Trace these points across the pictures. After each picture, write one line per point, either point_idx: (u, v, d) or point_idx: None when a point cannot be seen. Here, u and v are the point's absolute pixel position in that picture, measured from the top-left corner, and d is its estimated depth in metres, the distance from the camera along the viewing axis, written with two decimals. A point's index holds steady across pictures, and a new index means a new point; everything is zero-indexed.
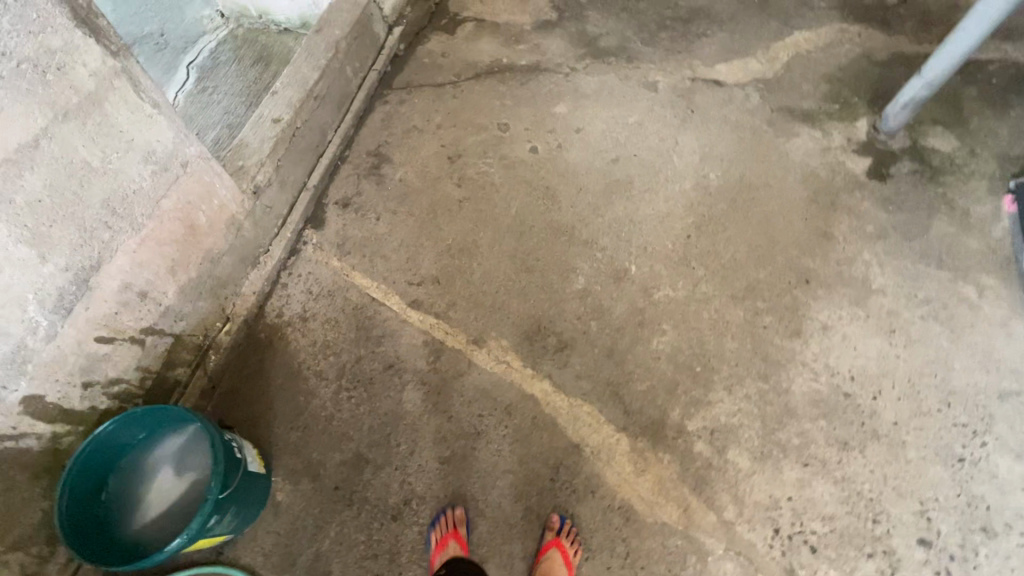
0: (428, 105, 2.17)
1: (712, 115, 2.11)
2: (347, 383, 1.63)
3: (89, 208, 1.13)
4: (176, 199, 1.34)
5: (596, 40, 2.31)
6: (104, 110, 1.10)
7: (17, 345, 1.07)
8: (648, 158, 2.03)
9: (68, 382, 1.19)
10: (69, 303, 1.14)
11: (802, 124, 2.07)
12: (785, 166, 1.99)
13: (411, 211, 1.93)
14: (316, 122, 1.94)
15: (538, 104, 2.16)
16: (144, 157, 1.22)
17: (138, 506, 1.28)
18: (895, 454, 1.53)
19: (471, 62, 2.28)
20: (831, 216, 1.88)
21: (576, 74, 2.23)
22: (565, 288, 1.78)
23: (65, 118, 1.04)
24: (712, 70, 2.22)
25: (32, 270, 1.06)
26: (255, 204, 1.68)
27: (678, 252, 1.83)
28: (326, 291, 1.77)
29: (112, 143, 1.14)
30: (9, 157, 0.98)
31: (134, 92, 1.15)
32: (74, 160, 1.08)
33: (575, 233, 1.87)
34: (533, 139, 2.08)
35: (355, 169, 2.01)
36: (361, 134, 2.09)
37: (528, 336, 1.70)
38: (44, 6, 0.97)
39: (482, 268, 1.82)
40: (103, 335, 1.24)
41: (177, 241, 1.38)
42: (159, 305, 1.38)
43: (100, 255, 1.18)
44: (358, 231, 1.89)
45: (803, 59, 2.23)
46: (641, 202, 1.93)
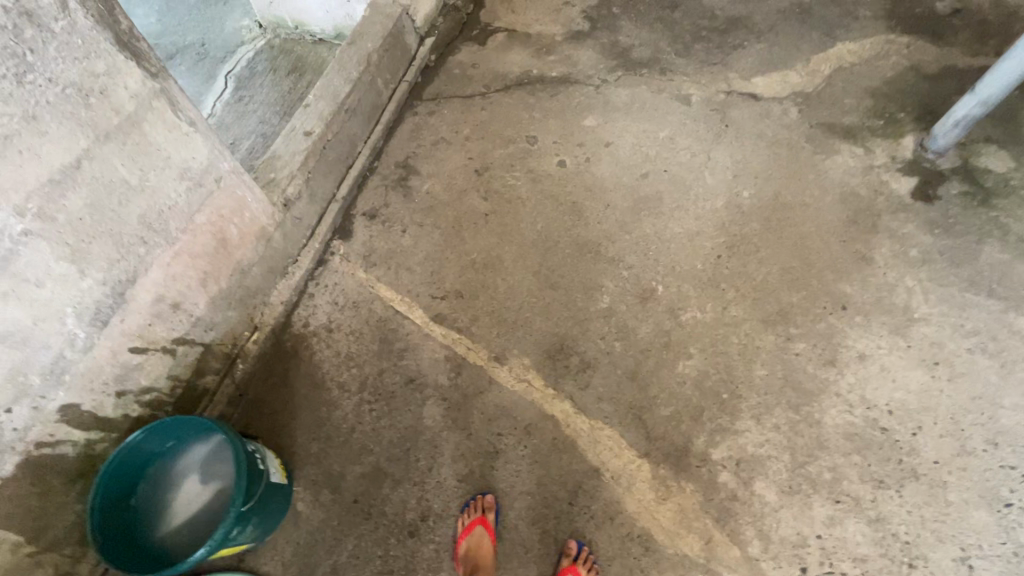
0: (457, 116, 2.17)
1: (747, 130, 2.05)
2: (369, 396, 1.64)
3: (126, 224, 1.16)
4: (209, 213, 1.37)
5: (629, 51, 2.27)
6: (142, 130, 1.13)
7: (56, 356, 1.11)
8: (679, 174, 1.98)
9: (103, 391, 1.23)
10: (106, 315, 1.18)
11: (843, 141, 1.99)
12: (824, 184, 1.91)
13: (437, 224, 1.93)
14: (347, 134, 1.96)
15: (568, 116, 2.14)
16: (179, 173, 1.25)
17: (166, 511, 1.32)
18: (935, 495, 1.45)
19: (501, 73, 2.27)
20: (871, 239, 1.80)
21: (607, 86, 2.19)
22: (589, 307, 1.75)
23: (106, 139, 1.07)
24: (749, 83, 2.15)
25: (73, 285, 1.10)
26: (285, 216, 1.71)
27: (707, 273, 1.78)
28: (352, 302, 1.79)
29: (149, 161, 1.17)
30: (53, 178, 1.01)
31: (172, 112, 1.18)
32: (113, 179, 1.11)
33: (601, 250, 1.85)
34: (561, 152, 2.06)
35: (383, 180, 2.03)
36: (391, 145, 2.11)
37: (550, 355, 1.69)
38: (89, 32, 0.99)
39: (506, 283, 1.81)
40: (137, 345, 1.28)
41: (209, 254, 1.42)
42: (190, 316, 1.42)
43: (136, 269, 1.22)
44: (385, 242, 1.90)
45: (846, 71, 2.14)
46: (671, 219, 1.89)
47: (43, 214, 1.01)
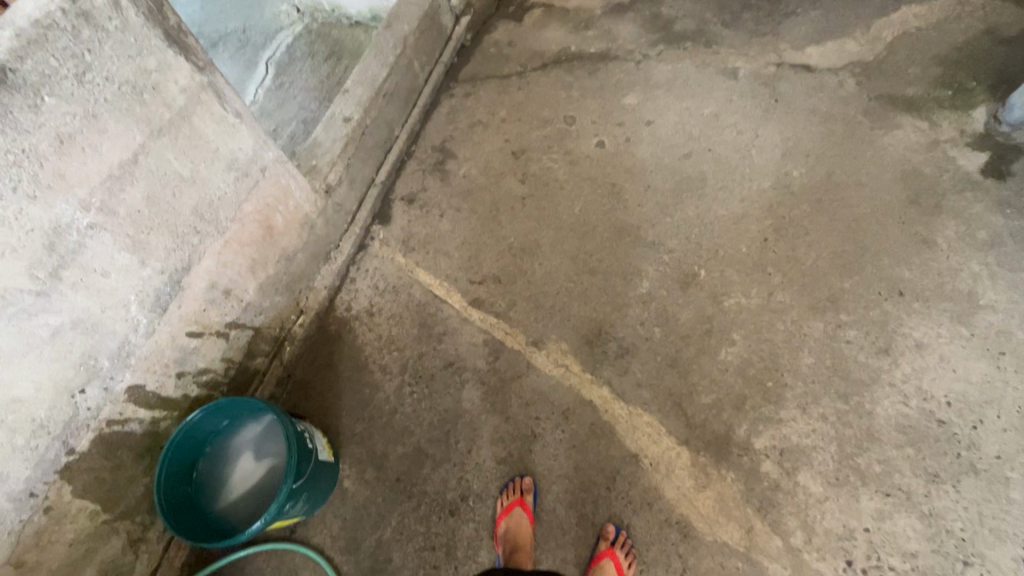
0: (493, 98, 2.14)
1: (799, 104, 1.94)
2: (410, 378, 1.68)
3: (180, 215, 1.21)
4: (256, 201, 1.42)
5: (672, 24, 2.17)
6: (192, 124, 1.17)
7: (123, 341, 1.17)
8: (724, 153, 1.90)
9: (164, 372, 1.31)
10: (165, 302, 1.24)
11: (905, 114, 1.86)
12: (882, 162, 1.80)
13: (474, 208, 1.93)
14: (385, 118, 1.97)
15: (607, 95, 2.08)
16: (228, 164, 1.29)
17: (224, 485, 1.41)
18: (995, 492, 1.39)
19: (538, 51, 2.22)
20: (933, 221, 1.69)
21: (649, 62, 2.11)
22: (629, 292, 1.72)
23: (159, 134, 1.11)
24: (801, 53, 2.03)
25: (134, 274, 1.15)
26: (326, 202, 1.75)
27: (753, 257, 1.72)
28: (392, 287, 1.82)
29: (199, 154, 1.21)
30: (113, 173, 1.05)
31: (219, 104, 1.21)
32: (167, 171, 1.15)
33: (641, 233, 1.81)
34: (600, 133, 2.01)
35: (420, 165, 2.04)
36: (427, 129, 2.11)
37: (588, 340, 1.68)
38: (141, 30, 1.02)
39: (543, 268, 1.80)
40: (193, 330, 1.35)
41: (257, 242, 1.47)
42: (241, 301, 1.48)
43: (190, 258, 1.27)
44: (423, 227, 1.92)
45: (911, 38, 1.98)
46: (714, 201, 1.82)
47: (106, 208, 1.06)
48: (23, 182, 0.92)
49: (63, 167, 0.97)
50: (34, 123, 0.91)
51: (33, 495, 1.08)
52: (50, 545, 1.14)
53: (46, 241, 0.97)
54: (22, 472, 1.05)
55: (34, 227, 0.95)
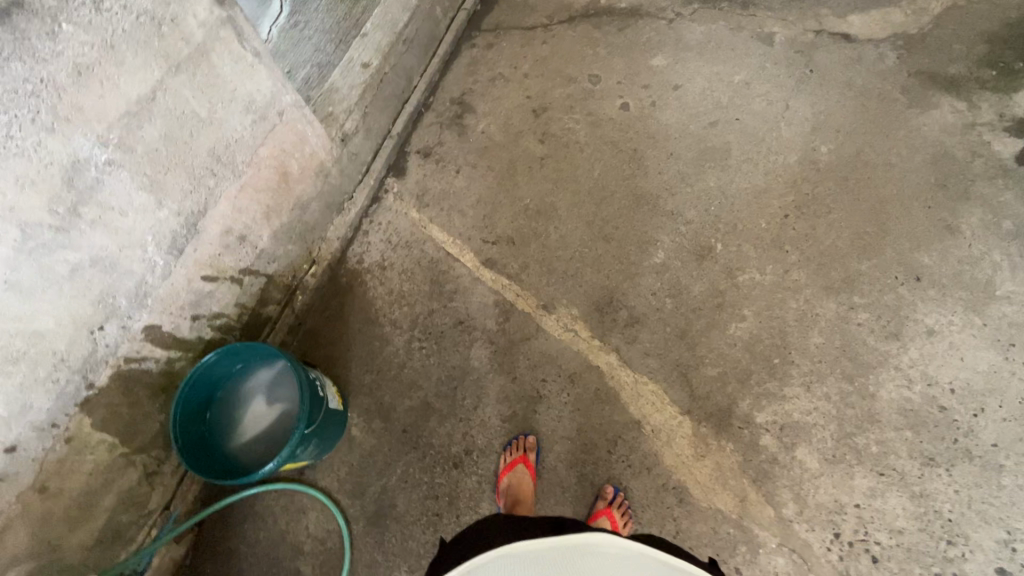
0: (516, 51, 2.06)
1: (834, 76, 1.87)
2: (419, 334, 1.70)
3: (197, 156, 1.19)
4: (272, 146, 1.39)
5: None
6: (210, 62, 1.13)
7: (140, 281, 1.17)
8: (751, 123, 1.84)
9: (180, 314, 1.32)
10: (181, 244, 1.24)
11: (944, 94, 1.79)
12: (914, 142, 1.74)
13: (491, 166, 1.89)
14: (404, 66, 1.90)
15: (635, 54, 2.00)
16: (245, 106, 1.26)
17: (237, 426, 1.45)
18: (987, 478, 1.42)
19: (565, 3, 2.11)
20: (960, 207, 1.66)
21: (681, 21, 2.02)
22: (643, 261, 1.71)
23: (177, 70, 1.08)
24: (842, 21, 1.93)
25: (151, 215, 1.14)
26: (342, 151, 1.71)
27: (771, 233, 1.70)
28: (404, 242, 1.81)
29: (217, 94, 1.18)
30: (131, 109, 1.02)
31: (237, 42, 1.17)
32: (185, 111, 1.12)
33: (659, 202, 1.77)
34: (625, 94, 1.94)
35: (438, 118, 1.98)
36: (447, 80, 2.04)
37: (599, 307, 1.68)
38: None
39: (558, 232, 1.78)
40: (208, 274, 1.35)
41: (272, 188, 1.45)
42: (255, 248, 1.47)
43: (206, 202, 1.26)
44: (438, 183, 1.89)
45: (959, 11, 1.89)
46: (737, 173, 1.78)
47: (124, 145, 1.03)
48: (41, 113, 0.89)
49: (80, 100, 0.94)
50: (52, 51, 0.88)
51: (54, 426, 1.11)
52: (70, 474, 1.18)
53: (64, 176, 0.96)
54: (44, 403, 1.08)
55: (52, 161, 0.93)
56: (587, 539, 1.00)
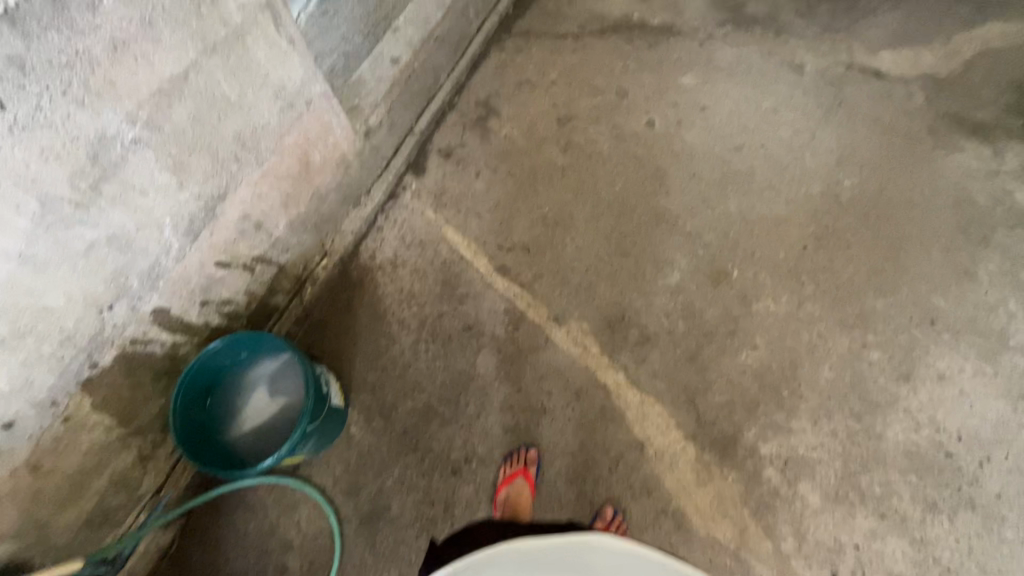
0: (545, 58, 2.06)
1: (861, 111, 1.86)
2: (427, 336, 1.68)
3: (222, 140, 1.17)
4: (297, 135, 1.37)
5: (744, 4, 2.10)
6: (245, 46, 1.12)
7: (153, 262, 1.15)
8: (777, 151, 1.84)
9: (190, 298, 1.29)
10: (198, 228, 1.21)
11: (970, 138, 1.79)
12: (938, 185, 1.74)
13: (511, 172, 1.88)
14: (433, 64, 1.89)
15: (664, 71, 1.99)
16: (274, 93, 1.25)
17: (237, 416, 1.42)
18: (989, 528, 1.41)
19: (597, 14, 2.13)
20: (979, 252, 1.65)
21: (712, 42, 2.03)
22: (657, 281, 1.70)
23: (213, 52, 1.06)
24: (873, 57, 1.95)
25: (172, 196, 1.11)
26: (364, 144, 1.69)
27: (789, 264, 1.68)
28: (418, 241, 1.79)
29: (249, 79, 1.16)
30: (163, 87, 1.00)
31: (274, 28, 1.16)
32: (216, 93, 1.10)
33: (679, 222, 1.76)
34: (652, 111, 1.93)
35: (461, 118, 1.97)
36: (473, 81, 2.03)
37: (609, 323, 1.66)
38: None
39: (574, 242, 1.76)
40: (221, 260, 1.32)
41: (292, 176, 1.43)
42: (270, 237, 1.45)
43: (227, 186, 1.23)
44: (457, 184, 1.87)
45: (991, 57, 1.90)
46: (759, 200, 1.77)
47: (152, 123, 1.00)
48: (73, 86, 0.86)
49: (112, 75, 0.91)
50: (90, 24, 0.85)
51: (55, 405, 1.08)
52: (66, 453, 1.15)
53: (89, 152, 0.93)
54: (47, 380, 1.05)
55: (79, 135, 0.90)
56: (586, 536, 1.26)
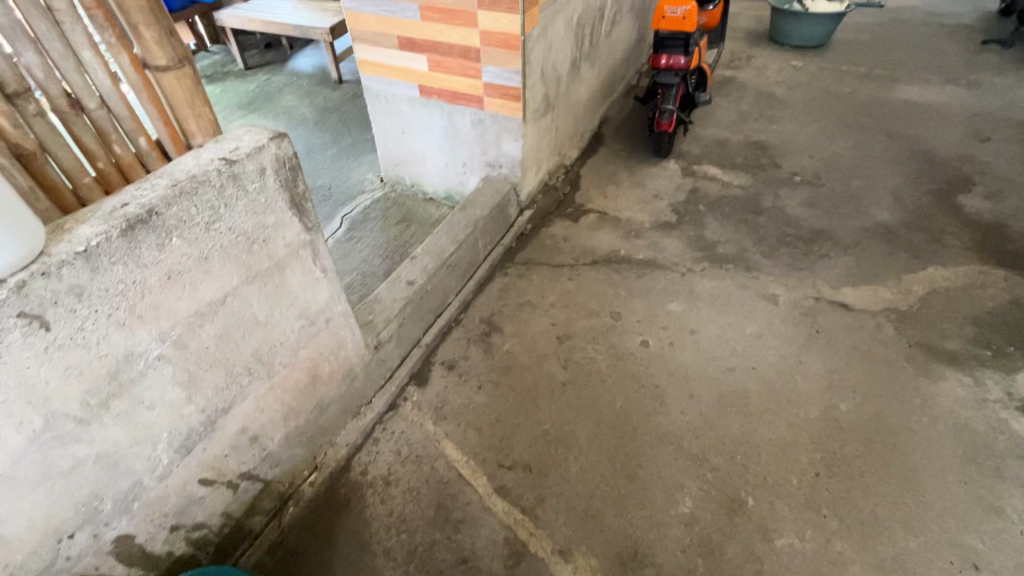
0: (545, 282, 2.29)
1: (839, 339, 2.01)
2: (414, 571, 1.48)
3: (240, 356, 1.21)
4: (312, 349, 1.43)
5: (716, 246, 2.44)
6: (283, 274, 1.24)
7: (134, 482, 1.07)
8: (768, 373, 1.92)
9: (160, 523, 1.17)
10: (193, 443, 1.16)
11: (947, 366, 1.90)
12: (932, 411, 1.78)
13: (513, 385, 1.91)
14: (443, 286, 2.08)
15: (652, 298, 2.20)
16: (299, 313, 1.34)
17: None
18: None
19: (590, 249, 2.45)
20: (997, 484, 1.60)
21: (693, 275, 2.30)
22: (668, 508, 1.58)
23: (253, 280, 1.17)
24: (837, 291, 2.19)
25: (176, 411, 1.10)
26: (373, 357, 1.75)
27: (805, 492, 1.60)
28: (415, 455, 1.71)
29: (279, 301, 1.26)
30: (200, 310, 1.07)
31: (311, 260, 1.31)
32: (246, 314, 1.18)
33: (684, 443, 1.73)
34: (645, 332, 2.07)
35: (466, 333, 2.08)
36: (479, 300, 2.21)
37: (620, 559, 1.49)
38: (273, 195, 1.13)
39: (577, 463, 1.69)
40: (206, 478, 1.24)
41: (298, 389, 1.44)
42: (262, 451, 1.38)
43: (233, 400, 1.23)
44: (459, 396, 1.88)
45: (941, 295, 2.15)
46: (760, 422, 1.77)
47: (180, 341, 1.05)
48: (120, 310, 0.92)
49: (158, 300, 0.98)
50: (154, 259, 0.95)
51: None
52: None
53: (112, 369, 0.94)
54: None
55: (109, 353, 0.93)
56: None
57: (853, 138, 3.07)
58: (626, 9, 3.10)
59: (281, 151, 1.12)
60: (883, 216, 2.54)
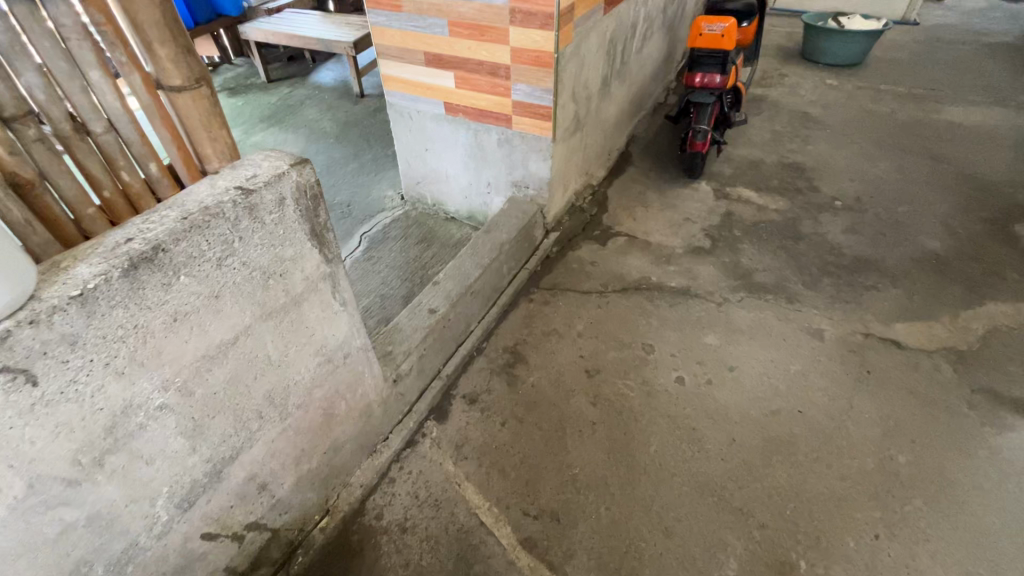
0: (572, 310, 2.16)
1: (893, 381, 1.85)
2: None
3: (251, 399, 1.10)
4: (328, 388, 1.33)
5: (753, 274, 2.30)
6: (300, 309, 1.14)
7: (129, 544, 0.96)
8: (816, 417, 1.76)
9: None
10: (196, 495, 1.06)
11: (1016, 415, 1.73)
12: (1003, 466, 1.61)
13: (539, 423, 1.78)
14: (466, 313, 1.97)
15: (687, 329, 2.07)
16: (316, 350, 1.23)
17: None
18: None
19: (619, 274, 2.33)
20: None
21: (730, 305, 2.16)
22: (710, 570, 1.44)
23: (267, 318, 1.07)
24: (888, 327, 2.04)
25: (179, 462, 1.00)
26: (391, 391, 1.63)
27: (864, 557, 1.44)
28: (433, 499, 1.59)
29: (295, 338, 1.16)
30: (208, 353, 0.97)
31: (330, 294, 1.21)
32: (259, 355, 1.08)
33: (726, 494, 1.58)
34: (680, 367, 1.93)
35: (489, 363, 1.97)
36: (502, 327, 2.09)
37: None
38: (291, 226, 1.04)
39: (610, 514, 1.55)
40: (209, 531, 1.13)
41: (312, 431, 1.33)
42: (271, 498, 1.28)
43: (242, 446, 1.12)
44: (481, 433, 1.76)
45: (1004, 335, 1.98)
46: (810, 473, 1.62)
47: (184, 388, 0.95)
48: (118, 358, 0.83)
49: (162, 345, 0.88)
50: (159, 299, 0.85)
51: None
52: None
53: (108, 424, 0.84)
54: None
55: (104, 406, 0.83)
56: None
57: (896, 160, 2.91)
58: (657, 26, 3.00)
59: (303, 179, 1.02)
60: (933, 246, 2.38)
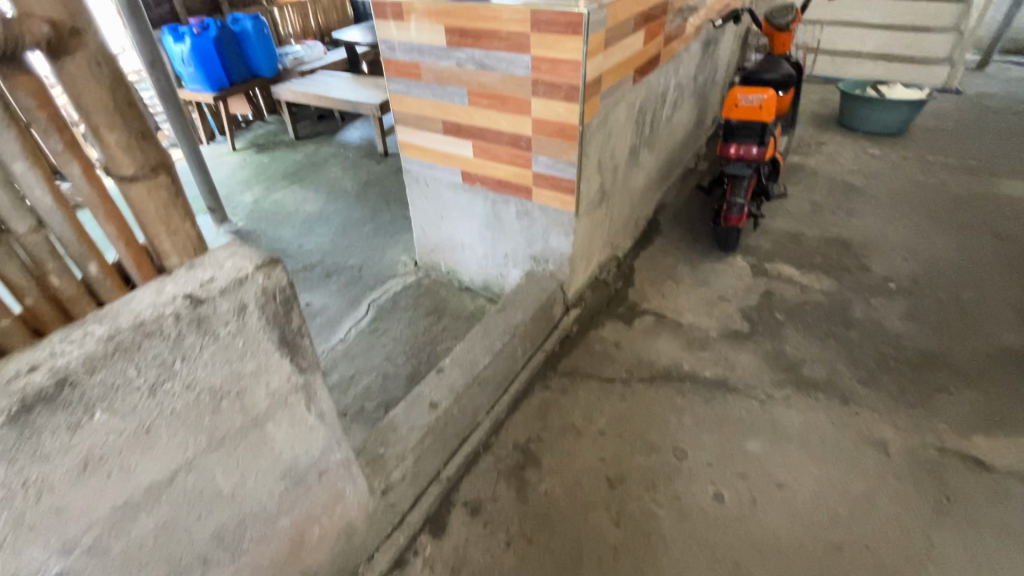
0: (593, 401, 1.93)
1: (982, 514, 1.54)
2: None
3: (192, 543, 0.91)
4: (299, 513, 1.11)
5: (800, 366, 2.03)
6: (263, 430, 0.95)
7: None
8: (888, 558, 1.45)
9: None
10: None
11: None
12: None
13: (551, 546, 1.51)
14: (472, 405, 1.74)
15: (725, 432, 1.80)
16: (283, 473, 1.03)
17: None
18: None
19: (646, 360, 2.09)
20: None
21: (774, 403, 1.89)
22: None
23: (217, 446, 0.88)
24: (967, 441, 1.73)
25: None
26: (379, 504, 1.41)
27: None
28: None
29: (255, 464, 0.97)
30: (131, 499, 0.79)
31: (304, 406, 1.02)
32: (204, 490, 0.89)
33: None
34: (718, 480, 1.66)
35: (496, 463, 1.73)
36: (514, 420, 1.87)
37: None
38: (253, 337, 0.86)
39: None
40: None
41: (276, 564, 1.12)
42: None
43: None
44: (482, 555, 1.50)
45: None
46: None
47: (96, 545, 0.77)
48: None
49: (64, 499, 0.71)
50: (60, 446, 0.68)
51: None
52: None
53: None
54: None
55: None
56: None
57: (955, 238, 2.65)
58: (687, 94, 2.90)
59: (271, 281, 0.85)
60: (1009, 340, 2.08)
